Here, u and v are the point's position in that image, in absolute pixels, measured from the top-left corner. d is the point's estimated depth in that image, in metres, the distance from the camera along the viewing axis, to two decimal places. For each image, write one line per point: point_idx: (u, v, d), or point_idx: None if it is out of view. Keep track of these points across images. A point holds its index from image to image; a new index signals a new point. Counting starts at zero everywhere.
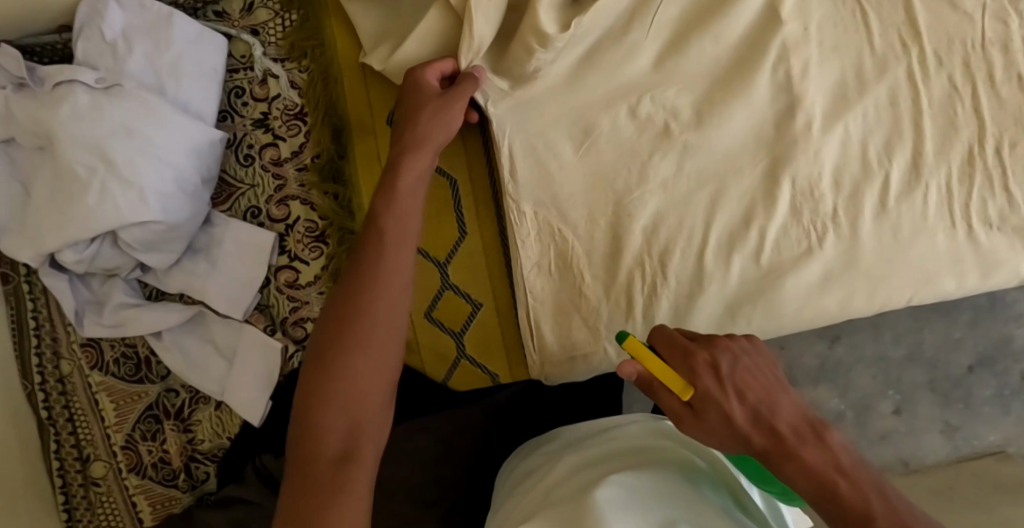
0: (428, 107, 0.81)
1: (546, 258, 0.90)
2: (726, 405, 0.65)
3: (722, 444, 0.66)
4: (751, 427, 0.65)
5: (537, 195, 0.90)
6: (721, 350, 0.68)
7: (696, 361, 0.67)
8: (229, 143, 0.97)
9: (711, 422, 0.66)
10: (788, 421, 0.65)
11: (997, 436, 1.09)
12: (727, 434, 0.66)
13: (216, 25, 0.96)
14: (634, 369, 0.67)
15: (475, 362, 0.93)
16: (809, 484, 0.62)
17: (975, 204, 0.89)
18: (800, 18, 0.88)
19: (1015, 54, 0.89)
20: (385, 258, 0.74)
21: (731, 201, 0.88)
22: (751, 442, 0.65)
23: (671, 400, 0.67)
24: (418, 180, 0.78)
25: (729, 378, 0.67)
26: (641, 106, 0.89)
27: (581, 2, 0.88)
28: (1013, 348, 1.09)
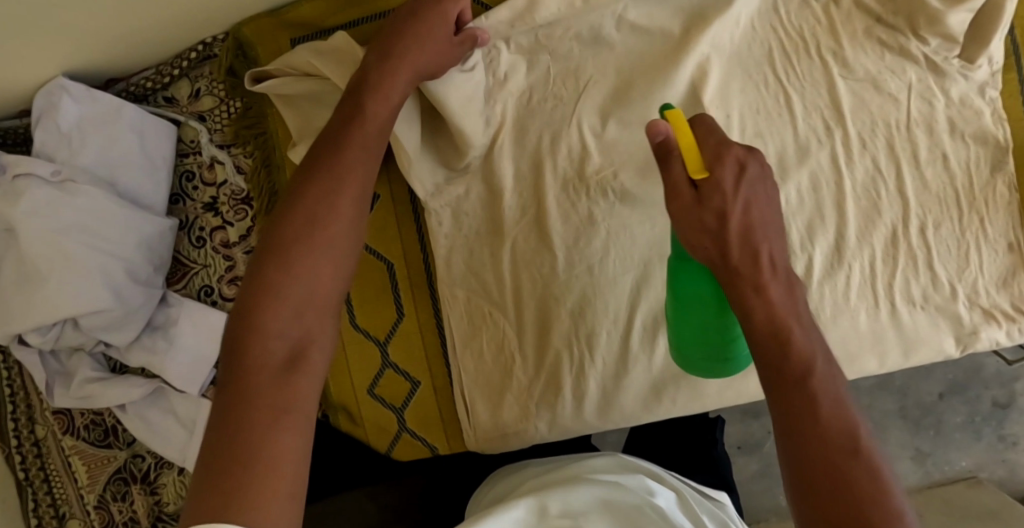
0: (428, 17, 0.77)
1: (479, 340, 0.94)
2: (732, 203, 0.58)
3: (698, 244, 0.60)
4: (737, 237, 0.59)
5: (468, 281, 0.93)
6: (755, 157, 0.60)
7: (727, 152, 0.60)
8: (182, 225, 1.02)
9: (705, 212, 0.59)
10: (772, 251, 0.60)
11: (969, 462, 1.37)
12: (712, 229, 0.59)
13: (165, 112, 1.01)
14: (663, 133, 0.60)
15: (417, 435, 0.98)
16: (765, 336, 0.59)
17: (899, 284, 0.90)
18: (721, 106, 0.91)
19: (939, 135, 0.90)
20: (351, 165, 0.71)
21: (656, 284, 0.92)
22: (730, 254, 0.59)
23: (677, 176, 0.60)
24: (389, 117, 0.75)
25: (748, 190, 0.59)
26: (565, 196, 0.92)
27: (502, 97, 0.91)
28: (983, 376, 1.36)
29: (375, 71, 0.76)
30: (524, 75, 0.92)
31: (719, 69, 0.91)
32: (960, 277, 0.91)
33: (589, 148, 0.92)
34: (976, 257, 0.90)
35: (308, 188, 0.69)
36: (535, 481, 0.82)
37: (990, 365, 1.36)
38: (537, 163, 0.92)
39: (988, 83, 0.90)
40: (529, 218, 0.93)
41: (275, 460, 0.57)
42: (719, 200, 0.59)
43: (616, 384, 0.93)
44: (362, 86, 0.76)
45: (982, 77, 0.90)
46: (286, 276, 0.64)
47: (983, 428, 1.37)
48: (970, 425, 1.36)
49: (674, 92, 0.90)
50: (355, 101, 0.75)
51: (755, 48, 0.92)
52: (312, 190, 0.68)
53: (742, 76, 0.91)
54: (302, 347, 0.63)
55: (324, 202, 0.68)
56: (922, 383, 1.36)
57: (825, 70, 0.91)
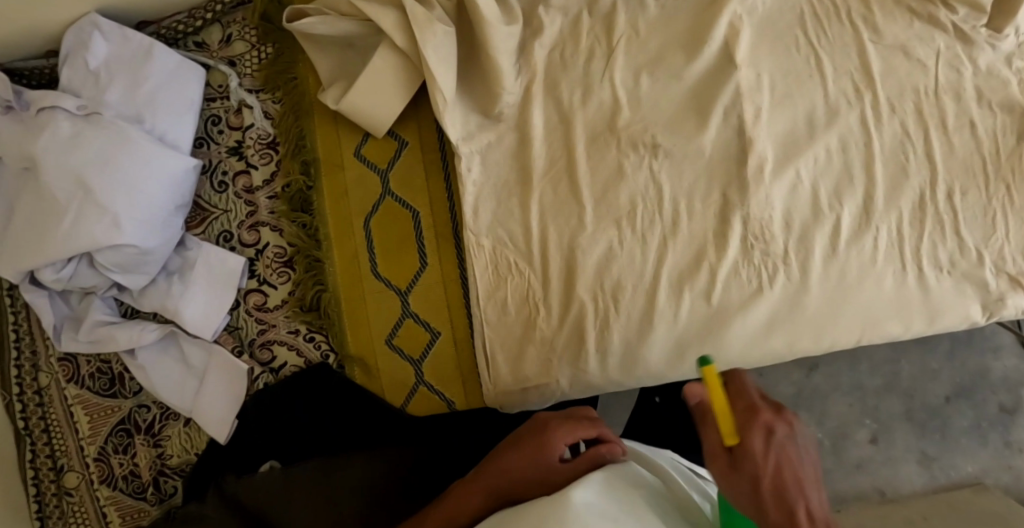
0: (555, 440, 0.72)
1: (502, 290, 0.93)
2: (760, 469, 0.59)
3: (743, 507, 0.60)
4: (773, 504, 0.59)
5: (495, 230, 0.93)
6: (784, 418, 0.62)
7: (758, 417, 0.61)
8: (204, 169, 1.00)
9: (739, 478, 0.60)
10: (812, 508, 0.59)
11: (974, 468, 1.27)
12: (749, 498, 0.60)
13: (195, 56, 1.00)
14: (699, 392, 0.64)
15: (435, 388, 0.96)
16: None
17: (926, 247, 0.91)
18: (752, 64, 0.90)
19: (966, 102, 0.91)
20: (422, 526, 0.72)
21: (682, 240, 0.91)
22: (766, 512, 0.59)
23: (716, 440, 0.62)
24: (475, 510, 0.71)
25: (773, 456, 0.60)
26: (595, 148, 0.92)
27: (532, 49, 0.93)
28: (989, 379, 1.30)
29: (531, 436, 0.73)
30: (559, 27, 0.94)
31: (752, 29, 0.91)
32: (985, 243, 0.91)
33: (621, 102, 0.91)
34: (1002, 225, 0.91)
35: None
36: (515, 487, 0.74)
37: (997, 369, 1.31)
38: (568, 114, 0.92)
39: (1013, 54, 0.92)
40: (557, 169, 0.92)
41: None
42: (749, 460, 0.60)
43: (640, 341, 0.91)
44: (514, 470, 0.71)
45: (1008, 47, 0.92)
46: None
47: (989, 432, 1.29)
48: (976, 429, 1.29)
49: (708, 49, 0.91)
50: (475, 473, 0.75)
51: (787, 13, 0.92)
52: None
53: (774, 37, 0.92)
54: None
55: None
56: (927, 385, 1.30)
57: (856, 34, 0.92)
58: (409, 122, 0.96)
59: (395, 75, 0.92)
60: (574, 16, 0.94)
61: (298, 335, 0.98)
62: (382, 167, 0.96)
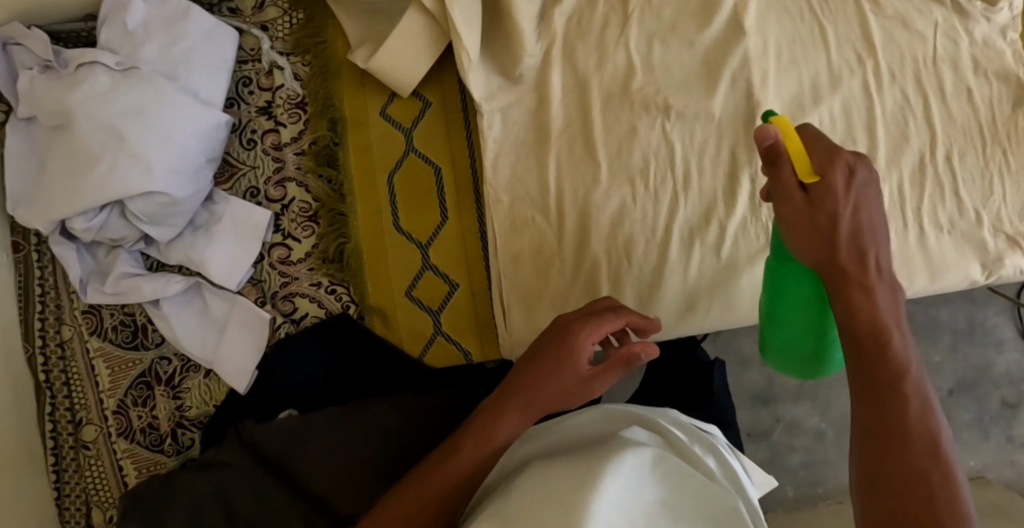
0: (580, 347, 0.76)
1: (520, 244, 0.96)
2: (841, 207, 0.64)
3: (805, 247, 0.66)
4: (847, 236, 0.64)
5: (513, 186, 0.96)
6: (863, 162, 0.65)
7: (838, 156, 0.65)
8: (234, 127, 1.04)
9: (820, 215, 0.64)
10: (879, 256, 0.65)
11: (977, 461, 1.25)
12: (818, 240, 0.65)
13: (229, 21, 1.04)
14: (773, 135, 0.64)
15: (452, 339, 0.99)
16: (865, 331, 0.65)
17: (927, 207, 0.96)
18: (760, 32, 0.95)
19: (962, 72, 0.97)
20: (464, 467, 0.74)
21: (694, 196, 0.94)
22: (838, 255, 0.65)
23: (791, 177, 0.65)
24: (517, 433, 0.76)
25: (855, 192, 0.64)
26: (610, 109, 0.96)
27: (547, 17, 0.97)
28: (992, 375, 1.27)
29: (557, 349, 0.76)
30: None
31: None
32: (984, 204, 0.96)
33: (634, 66, 0.96)
34: (999, 188, 0.96)
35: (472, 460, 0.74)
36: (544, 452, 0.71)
37: (999, 363, 1.27)
38: (584, 78, 0.96)
39: (1006, 29, 0.98)
40: (574, 129, 0.96)
41: None
42: (832, 203, 0.63)
43: (652, 292, 0.94)
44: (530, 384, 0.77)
45: (1003, 20, 0.97)
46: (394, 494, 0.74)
47: (991, 427, 1.26)
48: (979, 423, 1.26)
49: (719, 17, 0.95)
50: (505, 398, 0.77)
51: None
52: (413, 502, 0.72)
53: (781, 8, 0.96)
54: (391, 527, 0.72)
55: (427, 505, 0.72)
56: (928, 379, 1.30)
57: (858, 7, 0.97)
58: (433, 83, 1.00)
59: (420, 36, 0.95)
60: None
61: (320, 288, 1.01)
62: (407, 125, 1.00)
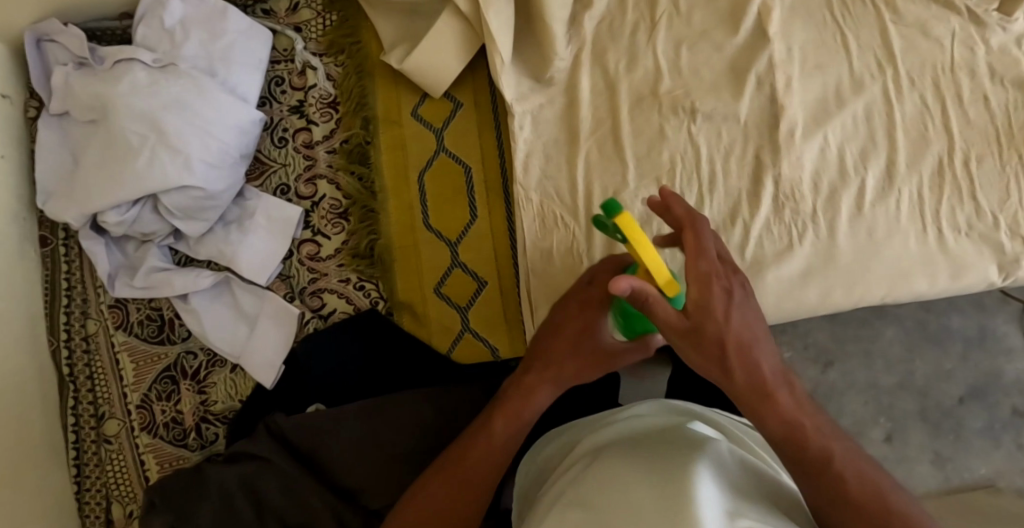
0: (601, 322, 0.79)
1: (550, 243, 0.98)
2: (725, 329, 0.63)
3: (702, 366, 0.65)
4: (737, 358, 0.64)
5: (544, 186, 0.98)
6: (738, 279, 0.67)
7: (715, 279, 0.65)
8: (266, 126, 1.05)
9: (708, 343, 0.64)
10: (769, 362, 0.65)
11: (988, 469, 1.14)
12: (727, 367, 0.64)
13: (263, 21, 1.06)
14: (628, 284, 0.63)
15: (480, 335, 1.00)
16: (779, 435, 0.65)
17: (946, 210, 0.98)
18: (784, 38, 0.98)
19: (979, 79, 1.00)
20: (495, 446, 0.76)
21: (720, 196, 0.97)
22: (733, 379, 0.65)
23: (668, 311, 0.64)
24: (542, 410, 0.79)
25: (738, 309, 0.64)
26: (639, 111, 0.98)
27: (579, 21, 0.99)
28: (1003, 383, 1.17)
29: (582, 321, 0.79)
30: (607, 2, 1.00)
31: (784, 7, 0.99)
32: (1001, 208, 0.98)
33: (662, 70, 0.98)
34: (1016, 192, 0.99)
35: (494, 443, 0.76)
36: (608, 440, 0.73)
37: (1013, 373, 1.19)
38: (613, 81, 0.99)
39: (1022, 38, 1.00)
40: (604, 130, 0.98)
41: None
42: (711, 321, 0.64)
43: None
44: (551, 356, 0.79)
45: (1019, 30, 1.00)
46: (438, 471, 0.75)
47: (1003, 434, 1.15)
48: (990, 431, 1.15)
49: (746, 23, 0.98)
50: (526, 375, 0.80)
51: None
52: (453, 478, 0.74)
53: (804, 15, 0.99)
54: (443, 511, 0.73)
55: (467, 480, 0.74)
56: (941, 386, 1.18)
57: (877, 15, 1.00)
58: (465, 84, 1.02)
59: (454, 38, 0.97)
60: None
61: (349, 284, 1.02)
62: (438, 125, 1.02)
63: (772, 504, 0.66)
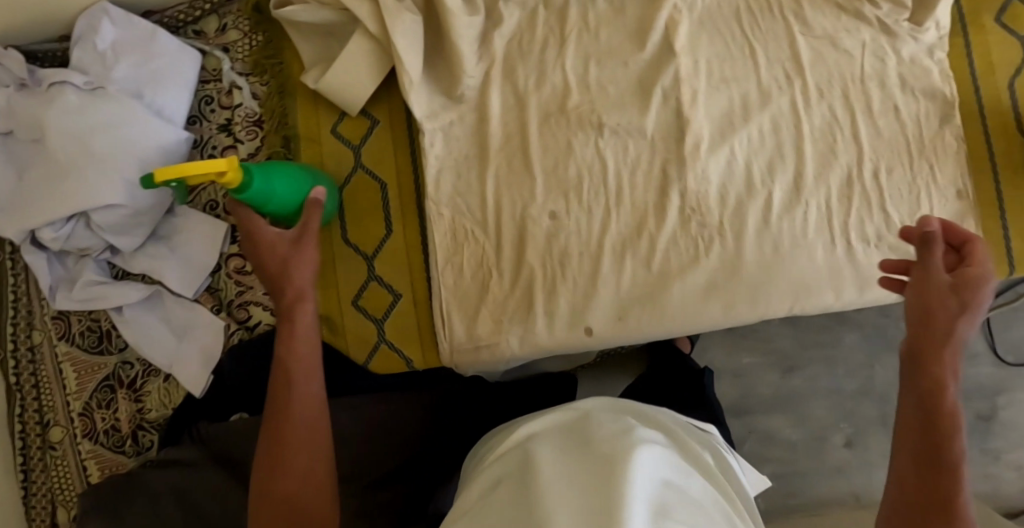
0: (274, 241, 0.82)
1: (461, 257, 1.00)
2: (933, 284, 0.72)
3: (911, 307, 0.73)
4: (938, 319, 0.72)
5: (455, 201, 1.01)
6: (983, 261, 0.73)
7: (978, 261, 0.73)
8: (196, 143, 1.09)
9: (931, 291, 0.72)
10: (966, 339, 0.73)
11: None
12: (944, 323, 0.72)
13: (193, 42, 1.10)
14: (935, 223, 0.73)
15: (395, 347, 1.03)
16: (917, 394, 0.72)
17: (854, 222, 0.98)
18: (691, 52, 0.99)
19: (889, 89, 1.00)
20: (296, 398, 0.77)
21: (626, 208, 0.98)
22: (932, 322, 0.72)
23: (932, 256, 0.72)
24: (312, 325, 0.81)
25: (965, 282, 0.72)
26: (547, 125, 1.00)
27: (488, 39, 1.01)
28: None
29: (291, 248, 0.82)
30: (517, 20, 1.02)
31: (691, 21, 1.00)
32: (911, 219, 0.99)
33: (570, 86, 1.00)
34: (926, 203, 0.99)
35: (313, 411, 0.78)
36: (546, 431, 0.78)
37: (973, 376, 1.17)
38: (522, 97, 1.01)
39: (933, 48, 1.01)
40: (514, 145, 1.00)
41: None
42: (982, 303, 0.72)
43: (585, 302, 0.98)
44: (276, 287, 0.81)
45: (929, 39, 1.00)
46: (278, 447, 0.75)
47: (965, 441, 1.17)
48: None
49: (652, 38, 0.99)
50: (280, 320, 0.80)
51: (724, 8, 1.00)
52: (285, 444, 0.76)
53: (712, 29, 1.00)
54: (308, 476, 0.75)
55: (292, 440, 0.76)
56: (899, 389, 1.28)
57: (787, 27, 1.00)
58: (381, 102, 1.05)
59: (366, 58, 1.00)
60: (530, 9, 1.02)
61: None
62: (355, 143, 1.05)
63: (698, 497, 0.71)
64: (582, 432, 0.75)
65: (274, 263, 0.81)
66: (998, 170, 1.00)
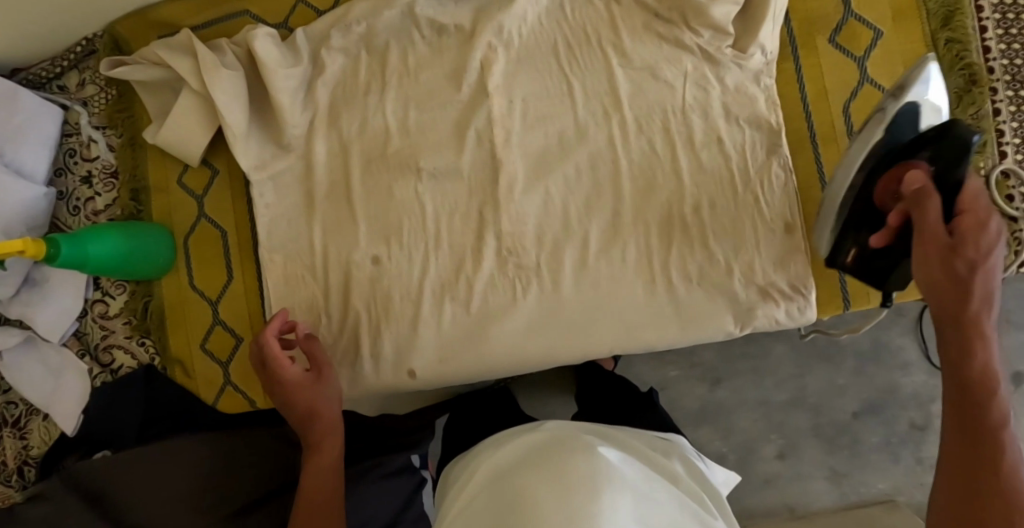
0: (290, 378, 0.91)
1: (294, 302, 1.03)
2: (957, 257, 0.74)
3: (933, 287, 0.76)
4: (953, 282, 0.75)
5: (287, 248, 1.03)
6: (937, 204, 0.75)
7: (928, 202, 0.75)
8: (62, 195, 1.13)
9: (931, 264, 0.75)
10: (985, 294, 0.75)
11: (886, 485, 1.32)
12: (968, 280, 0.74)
13: (55, 97, 1.13)
14: (920, 179, 0.77)
15: (240, 388, 1.07)
16: (976, 377, 0.75)
17: (675, 261, 0.97)
18: (505, 92, 0.99)
19: (713, 119, 0.98)
20: (313, 480, 0.88)
21: (444, 250, 0.99)
22: (964, 296, 0.75)
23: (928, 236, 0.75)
24: (336, 422, 0.92)
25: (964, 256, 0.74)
26: (371, 170, 1.02)
27: (312, 88, 1.03)
28: (900, 397, 1.33)
29: (308, 382, 0.92)
30: (341, 67, 1.03)
31: (507, 59, 1.00)
32: (735, 255, 0.96)
33: (391, 131, 1.02)
34: (751, 237, 0.96)
35: (329, 514, 0.86)
36: (512, 459, 0.87)
37: (904, 384, 1.33)
38: (346, 143, 1.03)
39: (760, 74, 0.98)
40: (339, 191, 1.03)
41: None
42: (980, 240, 0.74)
43: (408, 344, 0.99)
44: (303, 414, 0.91)
45: (756, 65, 0.97)
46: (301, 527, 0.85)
47: (901, 450, 1.32)
48: (887, 446, 1.32)
49: (467, 79, 1.00)
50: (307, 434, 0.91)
51: (542, 43, 1.00)
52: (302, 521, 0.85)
53: (529, 66, 1.00)
54: None
55: (315, 515, 0.86)
56: (833, 401, 1.33)
57: (605, 60, 0.99)
58: (221, 151, 1.08)
59: (197, 113, 1.04)
60: (353, 55, 1.03)
61: (133, 340, 1.10)
62: (199, 193, 1.08)
63: (661, 499, 0.83)
64: (539, 454, 0.85)
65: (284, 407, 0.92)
66: (830, 199, 0.97)
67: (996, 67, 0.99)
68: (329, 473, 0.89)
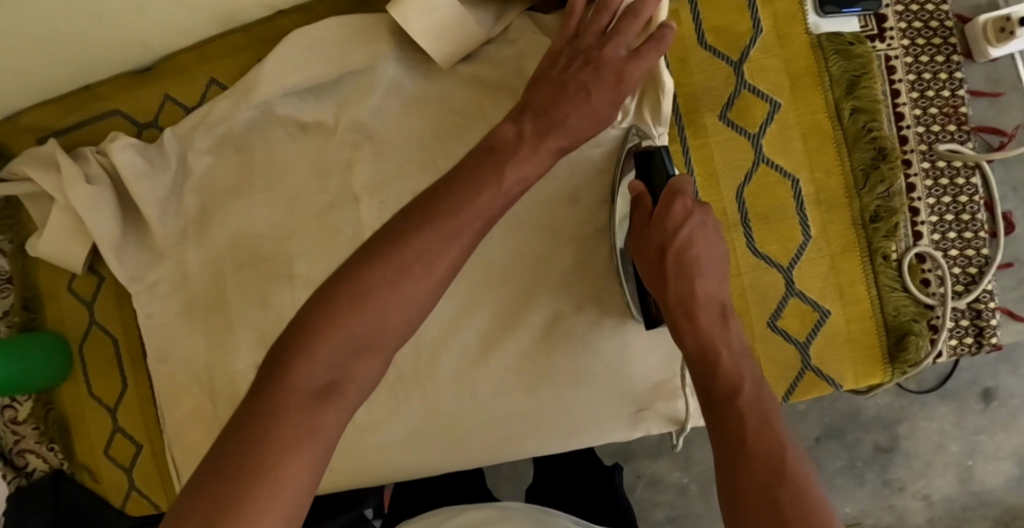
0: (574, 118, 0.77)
1: (183, 412, 1.00)
2: (668, 242, 0.80)
3: (650, 280, 0.82)
4: (673, 270, 0.80)
5: (168, 353, 1.00)
6: (700, 208, 0.82)
7: (678, 198, 0.82)
8: None
9: (651, 253, 0.81)
10: (707, 296, 0.79)
11: (853, 508, 1.29)
12: (672, 274, 0.80)
13: None
14: (637, 188, 0.84)
15: (144, 493, 1.07)
16: (697, 359, 0.78)
17: (559, 360, 0.92)
18: (376, 192, 0.96)
19: (589, 205, 0.93)
20: (434, 247, 0.69)
21: None
22: (670, 298, 0.80)
23: (641, 215, 0.84)
24: (499, 202, 0.72)
25: (684, 235, 0.80)
26: (247, 271, 0.98)
27: (184, 193, 0.99)
28: (861, 420, 1.29)
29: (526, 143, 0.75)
30: (208, 167, 0.99)
31: (372, 155, 0.96)
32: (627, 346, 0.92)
33: (263, 236, 0.97)
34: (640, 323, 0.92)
35: (371, 336, 0.66)
36: None
37: (868, 406, 1.29)
38: (220, 248, 0.98)
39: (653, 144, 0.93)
40: (210, 289, 0.99)
41: (271, 495, 0.59)
42: (665, 228, 0.81)
43: None
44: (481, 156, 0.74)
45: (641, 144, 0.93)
46: (338, 308, 0.66)
47: (865, 472, 1.29)
48: (851, 469, 1.29)
49: (336, 181, 0.96)
50: (468, 172, 0.73)
51: (410, 137, 0.96)
52: (352, 281, 0.67)
53: (397, 163, 0.96)
54: (341, 381, 0.65)
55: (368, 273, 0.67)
56: (795, 426, 1.29)
57: None
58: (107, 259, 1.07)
59: (71, 224, 1.01)
60: (220, 153, 0.99)
61: (43, 445, 1.08)
62: (88, 298, 1.07)
63: None
64: None
65: (486, 176, 0.72)
66: None
67: (909, 136, 1.01)
68: (416, 272, 0.68)
